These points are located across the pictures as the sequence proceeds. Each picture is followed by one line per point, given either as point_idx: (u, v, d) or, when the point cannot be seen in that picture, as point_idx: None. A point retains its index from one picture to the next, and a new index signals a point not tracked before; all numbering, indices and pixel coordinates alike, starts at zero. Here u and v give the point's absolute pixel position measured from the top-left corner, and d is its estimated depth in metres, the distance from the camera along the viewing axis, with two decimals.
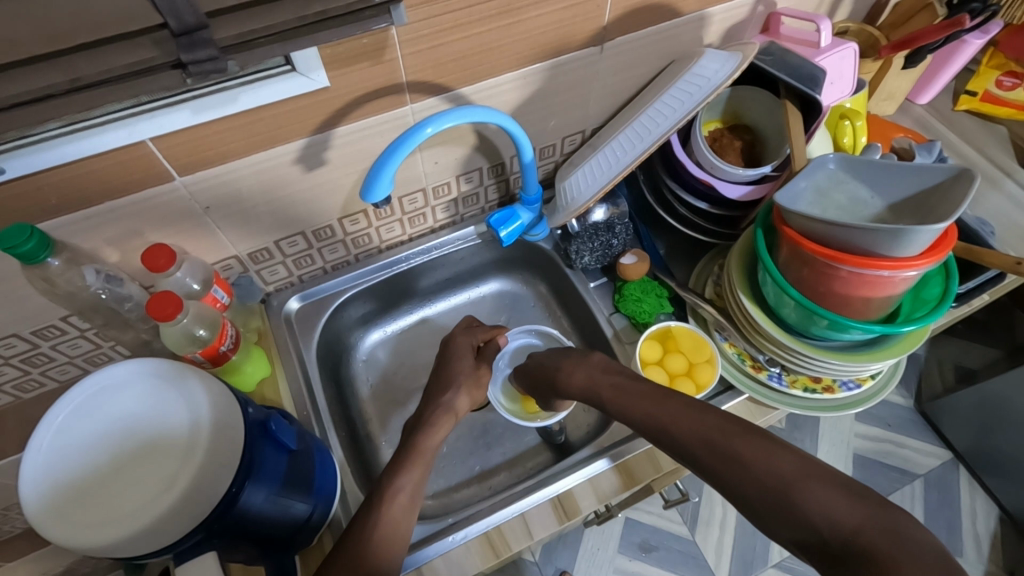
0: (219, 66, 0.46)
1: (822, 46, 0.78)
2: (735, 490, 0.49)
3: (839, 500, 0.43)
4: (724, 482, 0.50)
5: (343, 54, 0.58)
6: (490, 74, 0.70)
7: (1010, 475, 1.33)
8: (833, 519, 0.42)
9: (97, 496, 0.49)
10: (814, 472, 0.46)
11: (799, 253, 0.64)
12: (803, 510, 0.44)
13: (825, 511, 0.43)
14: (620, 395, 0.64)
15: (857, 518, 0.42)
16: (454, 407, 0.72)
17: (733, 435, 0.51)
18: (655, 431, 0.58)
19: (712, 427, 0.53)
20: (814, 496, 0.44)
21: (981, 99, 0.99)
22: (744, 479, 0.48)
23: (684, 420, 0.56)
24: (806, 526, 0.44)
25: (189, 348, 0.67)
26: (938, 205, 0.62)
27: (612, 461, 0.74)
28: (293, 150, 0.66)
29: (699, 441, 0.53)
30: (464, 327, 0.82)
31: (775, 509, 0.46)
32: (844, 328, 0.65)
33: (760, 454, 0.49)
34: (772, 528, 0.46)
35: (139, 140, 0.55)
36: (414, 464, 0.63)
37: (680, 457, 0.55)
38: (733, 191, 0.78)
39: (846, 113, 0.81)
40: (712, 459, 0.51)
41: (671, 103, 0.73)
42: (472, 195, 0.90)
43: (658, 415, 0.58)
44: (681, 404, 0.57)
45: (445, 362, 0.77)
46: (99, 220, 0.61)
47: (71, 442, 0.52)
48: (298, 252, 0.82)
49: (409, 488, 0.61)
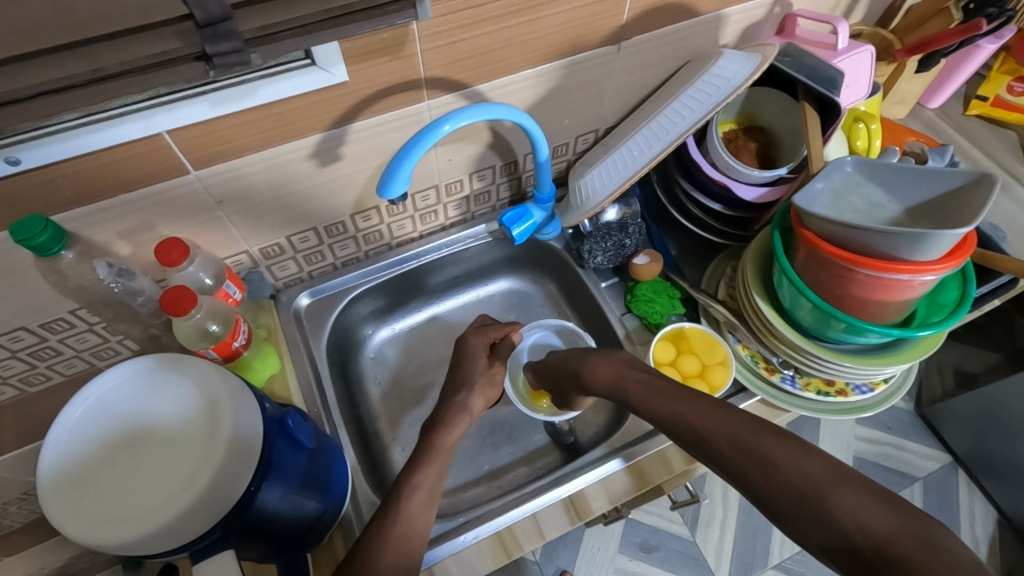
0: (243, 58, 0.46)
1: (838, 49, 0.78)
2: (761, 493, 0.49)
3: (872, 508, 0.43)
4: (749, 483, 0.50)
5: (362, 48, 0.57)
6: (507, 70, 0.70)
7: (1010, 479, 1.34)
8: (867, 526, 0.42)
9: (115, 492, 0.49)
10: (846, 477, 0.46)
11: (817, 255, 0.63)
12: (834, 516, 0.44)
13: (857, 517, 0.43)
14: (646, 394, 0.64)
15: (892, 527, 0.42)
16: (468, 406, 0.71)
17: (761, 437, 0.51)
18: (680, 429, 0.58)
19: (741, 428, 0.53)
20: (846, 502, 0.44)
21: (992, 104, 0.99)
22: (771, 482, 0.48)
23: (711, 420, 0.55)
24: (836, 531, 0.44)
25: (201, 344, 0.67)
26: (957, 209, 0.61)
27: (624, 462, 0.73)
28: (309, 145, 0.65)
29: (726, 442, 0.53)
30: (477, 327, 0.82)
31: (805, 514, 0.45)
32: (860, 332, 0.65)
33: (790, 457, 0.49)
34: (799, 532, 0.46)
35: (156, 132, 0.54)
36: (432, 463, 0.63)
37: (703, 456, 0.55)
38: (749, 193, 0.77)
39: (861, 116, 0.81)
40: (739, 459, 0.51)
41: (689, 103, 0.73)
42: (484, 193, 0.89)
43: (685, 413, 0.58)
44: (708, 404, 0.58)
45: (461, 362, 0.77)
46: (113, 212, 0.60)
47: (90, 436, 0.52)
48: (310, 248, 0.81)
49: (427, 487, 0.61)
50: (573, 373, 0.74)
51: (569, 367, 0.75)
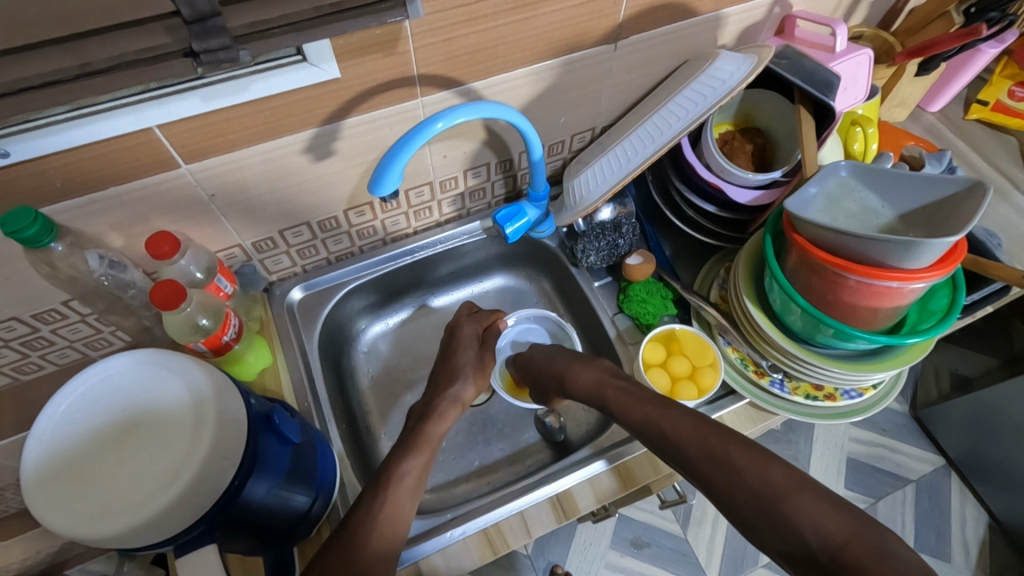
0: (231, 55, 0.46)
1: (837, 51, 0.77)
2: (728, 499, 0.51)
3: (827, 515, 0.46)
4: (716, 489, 0.53)
5: (355, 44, 0.57)
6: (503, 68, 0.70)
7: (1002, 482, 1.35)
8: (821, 531, 0.45)
9: (98, 487, 0.49)
10: (801, 486, 0.49)
11: (808, 260, 0.64)
12: (790, 521, 0.47)
13: (814, 524, 0.46)
14: (625, 399, 0.65)
15: (845, 532, 0.44)
16: (461, 399, 0.72)
17: (726, 447, 0.54)
18: (654, 437, 0.60)
19: (711, 437, 0.55)
20: (804, 510, 0.47)
21: (993, 108, 0.99)
22: (738, 488, 0.51)
23: (682, 429, 0.58)
24: (794, 536, 0.46)
25: (191, 338, 0.66)
26: (950, 217, 0.61)
27: (607, 464, 0.74)
28: (302, 139, 0.65)
29: (695, 452, 0.55)
30: (469, 313, 0.82)
31: (767, 522, 0.48)
32: (850, 338, 0.65)
33: (754, 465, 0.51)
34: (762, 538, 0.49)
35: (147, 126, 0.54)
36: (419, 451, 0.64)
37: (675, 463, 0.57)
38: (742, 195, 0.77)
39: (858, 119, 0.80)
40: (711, 465, 0.54)
41: (685, 103, 0.72)
42: (479, 190, 0.89)
43: (657, 420, 0.60)
44: (680, 414, 0.59)
45: (452, 349, 0.76)
46: (105, 204, 0.60)
47: (74, 431, 0.52)
48: (303, 242, 0.81)
49: (415, 472, 0.62)
50: (556, 376, 0.74)
51: (554, 368, 0.75)
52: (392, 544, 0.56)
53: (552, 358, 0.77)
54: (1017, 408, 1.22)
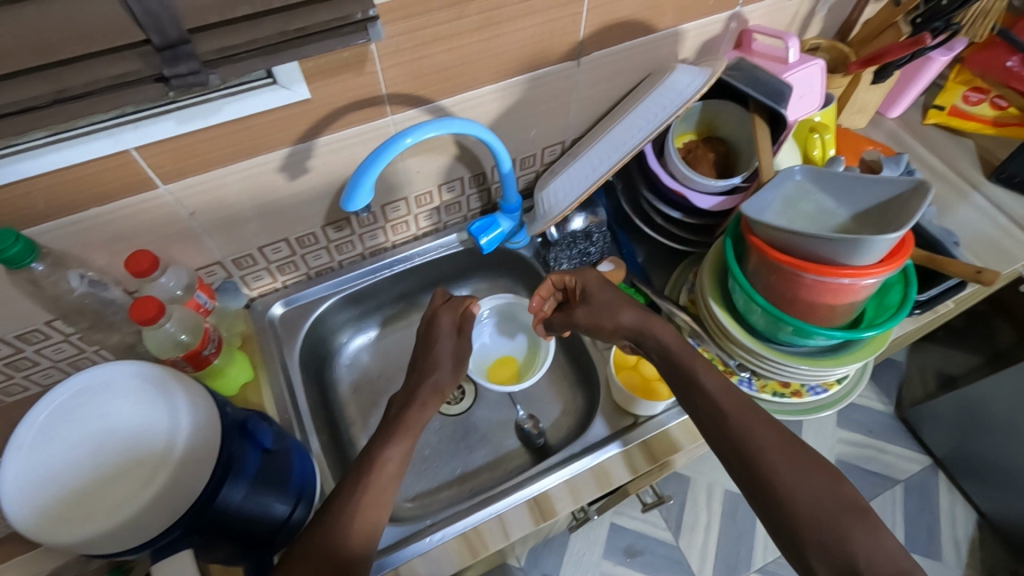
0: (201, 79, 0.49)
1: (790, 63, 0.81)
2: (785, 500, 0.54)
3: (880, 546, 0.50)
4: (775, 485, 0.55)
5: (324, 67, 0.60)
6: (470, 86, 0.73)
7: (988, 479, 1.36)
8: (874, 560, 0.49)
9: (76, 493, 0.51)
10: (854, 513, 0.52)
11: (766, 261, 0.66)
12: (848, 542, 0.50)
13: (869, 552, 0.50)
14: (682, 383, 0.65)
15: (891, 566, 0.49)
16: (441, 387, 0.73)
17: (799, 456, 0.56)
18: (724, 415, 0.60)
19: (785, 441, 0.57)
20: (861, 537, 0.51)
21: (949, 113, 1.04)
22: (803, 496, 0.53)
23: (758, 425, 0.58)
24: (847, 556, 0.50)
25: (172, 353, 0.69)
26: (897, 215, 0.64)
27: (621, 446, 0.76)
28: (277, 158, 0.68)
29: (770, 451, 0.56)
30: (443, 301, 0.83)
31: (824, 534, 0.51)
32: (809, 335, 0.68)
33: (821, 481, 0.54)
34: (804, 549, 0.52)
35: (124, 148, 0.56)
36: (404, 436, 0.64)
37: (733, 453, 0.58)
38: (704, 202, 0.80)
39: (815, 126, 0.84)
40: (786, 465, 0.55)
41: (646, 114, 0.75)
42: (454, 204, 0.92)
43: (726, 406, 0.61)
44: (753, 408, 0.60)
45: (429, 339, 0.78)
46: (86, 225, 0.63)
47: (53, 441, 0.54)
48: (283, 258, 0.83)
49: (398, 459, 0.62)
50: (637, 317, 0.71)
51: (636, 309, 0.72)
52: (376, 541, 0.57)
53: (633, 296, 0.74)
54: (998, 404, 1.24)
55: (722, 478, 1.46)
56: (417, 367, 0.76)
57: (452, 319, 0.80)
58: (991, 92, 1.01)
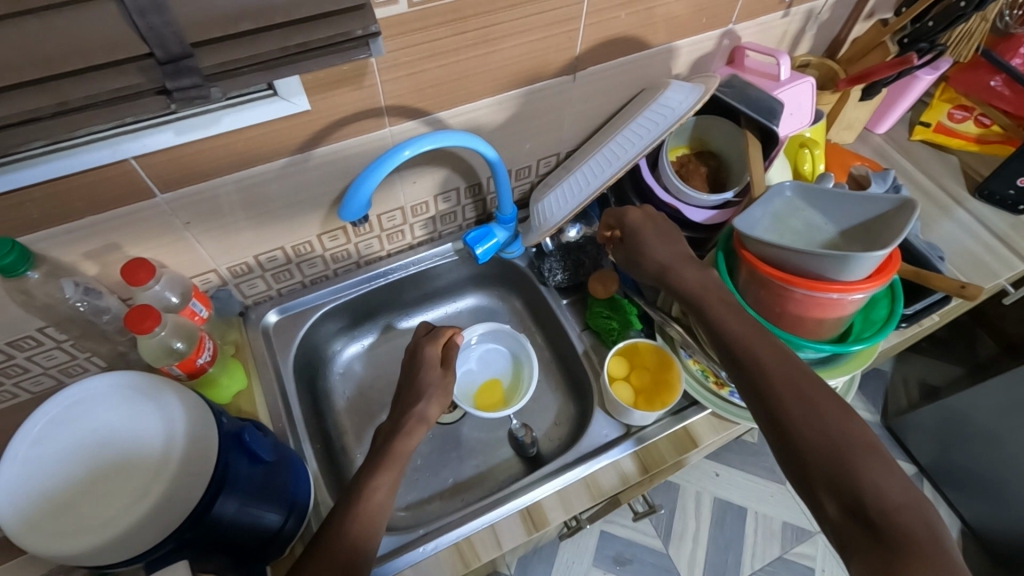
0: (203, 92, 0.49)
1: (781, 80, 0.82)
2: (794, 431, 0.52)
3: (890, 481, 0.48)
4: (783, 417, 0.53)
5: (324, 80, 0.61)
6: (467, 99, 0.73)
7: (972, 488, 1.39)
8: (881, 492, 0.47)
9: (70, 506, 0.50)
10: (867, 443, 0.50)
11: (757, 275, 0.67)
12: (854, 475, 0.48)
13: (876, 486, 0.47)
14: (706, 318, 0.64)
15: (902, 499, 0.47)
16: (428, 417, 0.72)
17: (811, 387, 0.54)
18: (738, 350, 0.59)
19: (800, 374, 0.56)
20: (870, 470, 0.48)
21: (935, 130, 1.07)
22: (811, 426, 0.52)
23: (770, 359, 0.57)
24: (852, 486, 0.48)
25: (165, 361, 0.68)
26: (884, 232, 0.66)
27: (635, 444, 0.78)
28: (274, 169, 0.68)
29: (780, 381, 0.55)
30: (426, 332, 0.82)
31: (830, 463, 0.49)
32: (798, 348, 0.69)
33: (834, 413, 0.52)
34: (811, 481, 0.50)
35: (123, 158, 0.57)
36: (388, 470, 0.64)
37: (748, 386, 0.57)
38: (697, 215, 0.81)
39: (805, 142, 0.87)
40: (797, 396, 0.54)
41: (640, 129, 0.76)
42: (450, 214, 0.92)
43: (743, 340, 0.60)
44: (768, 341, 0.59)
45: (414, 371, 0.76)
46: (82, 233, 0.62)
47: (46, 453, 0.53)
48: (278, 266, 0.84)
49: (386, 488, 0.63)
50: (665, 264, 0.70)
51: (668, 255, 0.71)
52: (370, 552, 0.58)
53: (672, 238, 0.73)
54: (981, 414, 1.26)
55: (710, 487, 1.47)
56: (410, 377, 0.76)
57: (436, 350, 0.78)
58: (975, 109, 1.03)
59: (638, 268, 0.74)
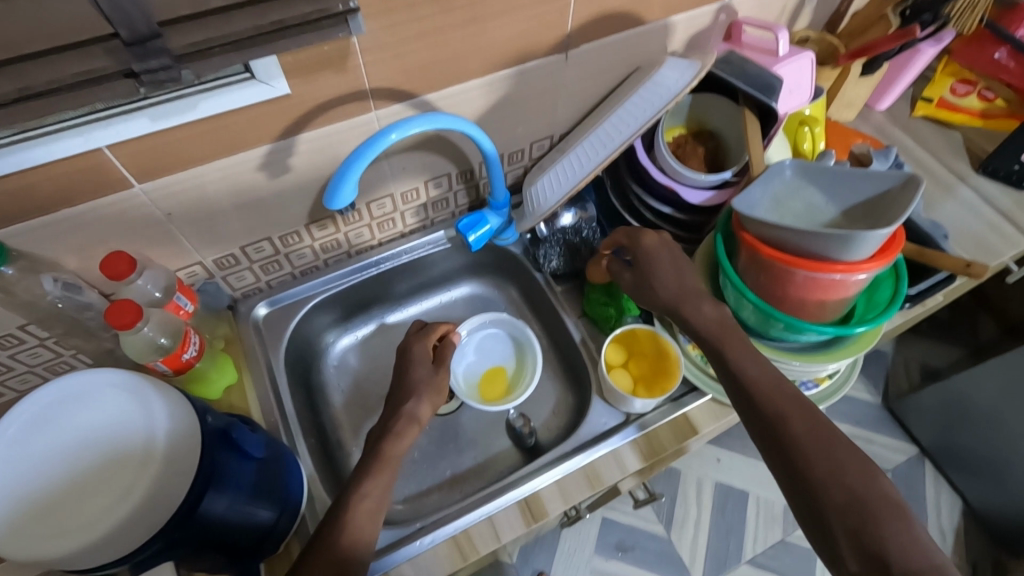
0: (173, 75, 0.47)
1: (780, 55, 0.80)
2: (817, 484, 0.52)
3: (914, 539, 0.47)
4: (804, 470, 0.53)
5: (304, 62, 0.58)
6: (455, 80, 0.71)
7: (974, 469, 1.38)
8: (907, 554, 0.46)
9: (53, 508, 0.49)
10: (882, 490, 0.50)
11: (757, 258, 0.65)
12: (878, 532, 0.48)
13: (901, 544, 0.47)
14: (718, 356, 0.63)
15: (927, 560, 0.46)
16: (419, 416, 0.70)
17: (828, 432, 0.54)
18: (756, 394, 0.58)
19: (819, 424, 0.55)
20: (894, 527, 0.48)
21: (937, 105, 1.04)
22: (834, 480, 0.51)
23: (785, 400, 0.57)
24: (877, 546, 0.47)
25: (151, 357, 0.67)
26: (887, 211, 0.64)
27: (638, 431, 0.77)
28: (257, 156, 0.66)
29: (797, 425, 0.55)
30: (419, 329, 0.80)
31: (853, 518, 0.49)
32: (800, 331, 0.68)
33: (855, 467, 0.51)
34: (831, 535, 0.50)
35: (96, 147, 0.54)
36: (379, 473, 0.63)
37: (766, 434, 0.57)
38: (696, 196, 0.79)
39: (805, 120, 0.84)
40: (816, 442, 0.53)
41: (634, 110, 0.74)
42: (441, 200, 0.90)
43: (760, 384, 0.59)
44: (780, 383, 0.59)
45: (402, 370, 0.75)
46: (58, 227, 0.60)
47: (27, 456, 0.52)
48: (265, 258, 0.81)
49: (375, 493, 0.61)
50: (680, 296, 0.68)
51: (683, 286, 0.69)
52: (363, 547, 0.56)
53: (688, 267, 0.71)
54: (983, 395, 1.25)
55: (712, 472, 1.46)
56: (403, 369, 0.75)
57: (426, 346, 0.77)
58: (978, 83, 1.01)
59: (649, 298, 0.71)
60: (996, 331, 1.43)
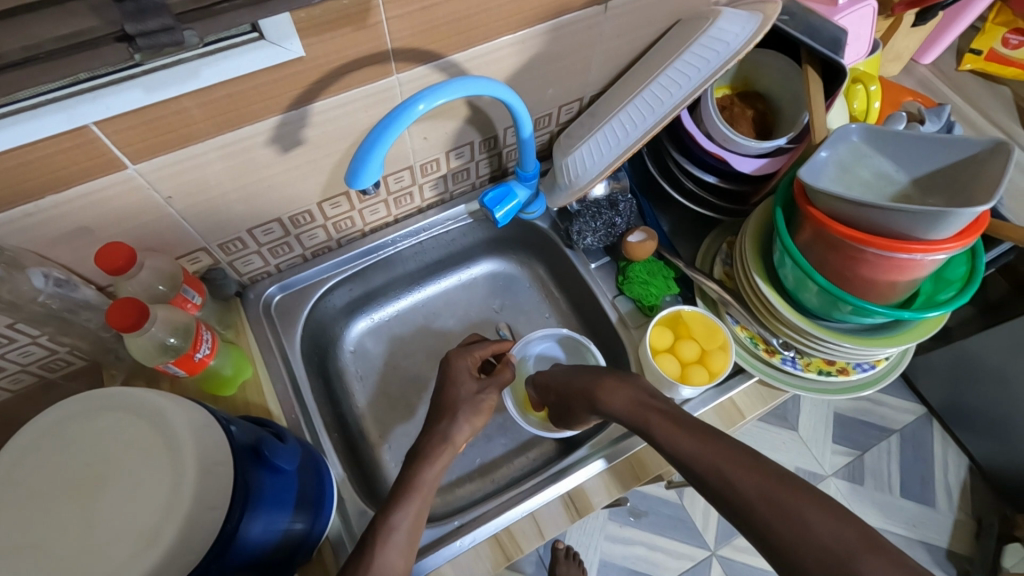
0: (175, 38, 0.38)
1: (839, 4, 0.72)
2: (719, 483, 0.49)
3: (822, 515, 0.42)
4: (696, 466, 0.51)
5: (319, 18, 0.49)
6: (484, 38, 0.62)
7: (982, 428, 1.36)
8: (830, 538, 0.40)
9: (74, 555, 0.43)
10: (807, 488, 0.44)
11: (824, 234, 0.60)
12: (801, 521, 0.42)
13: (825, 529, 0.41)
14: (626, 403, 0.62)
15: (848, 537, 0.40)
16: (454, 437, 0.64)
17: (744, 455, 0.49)
18: (644, 415, 0.59)
19: (697, 426, 0.54)
20: (802, 514, 0.43)
21: (986, 58, 0.95)
22: (725, 467, 0.49)
23: (683, 434, 0.54)
24: (792, 537, 0.42)
25: (160, 359, 0.60)
26: (971, 181, 0.58)
27: (606, 463, 0.70)
28: (266, 129, 0.58)
29: (703, 456, 0.51)
30: (460, 345, 0.75)
31: (764, 508, 0.45)
32: (867, 314, 0.62)
33: (734, 462, 0.49)
34: (761, 527, 0.44)
35: (82, 124, 0.46)
36: (410, 499, 0.57)
37: (670, 459, 0.55)
38: (746, 165, 0.73)
39: (859, 76, 0.77)
40: (733, 466, 0.48)
41: (687, 69, 0.66)
42: (462, 171, 0.83)
43: (645, 415, 0.59)
44: (673, 422, 0.56)
45: (443, 384, 0.70)
46: (42, 217, 0.53)
47: (30, 497, 0.46)
48: (274, 240, 0.74)
49: (406, 527, 0.56)
50: (583, 392, 0.66)
51: (580, 384, 0.67)
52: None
53: (573, 372, 0.69)
54: (990, 353, 1.18)
55: None
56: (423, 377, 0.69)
57: (469, 366, 0.71)
58: None
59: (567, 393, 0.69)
60: (1007, 289, 1.08)
